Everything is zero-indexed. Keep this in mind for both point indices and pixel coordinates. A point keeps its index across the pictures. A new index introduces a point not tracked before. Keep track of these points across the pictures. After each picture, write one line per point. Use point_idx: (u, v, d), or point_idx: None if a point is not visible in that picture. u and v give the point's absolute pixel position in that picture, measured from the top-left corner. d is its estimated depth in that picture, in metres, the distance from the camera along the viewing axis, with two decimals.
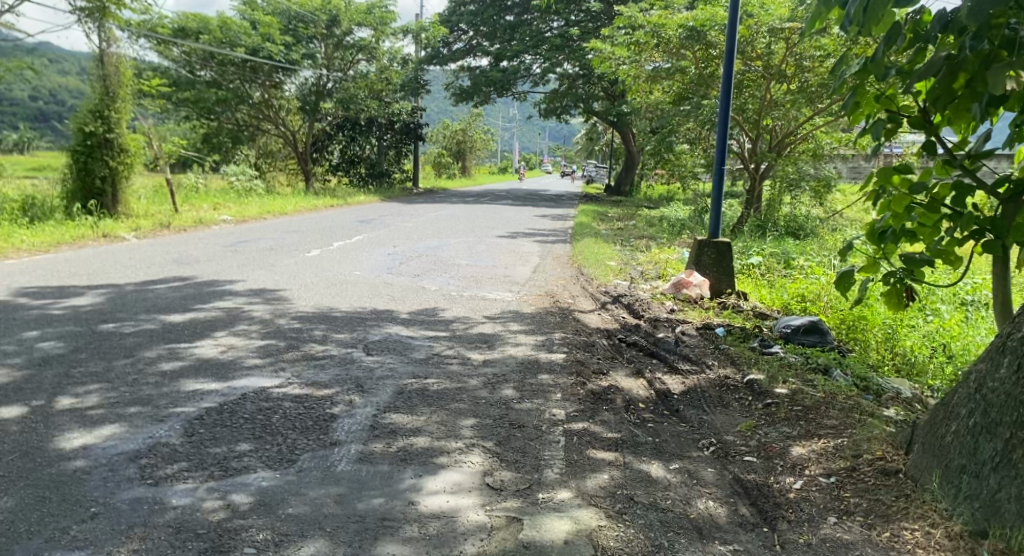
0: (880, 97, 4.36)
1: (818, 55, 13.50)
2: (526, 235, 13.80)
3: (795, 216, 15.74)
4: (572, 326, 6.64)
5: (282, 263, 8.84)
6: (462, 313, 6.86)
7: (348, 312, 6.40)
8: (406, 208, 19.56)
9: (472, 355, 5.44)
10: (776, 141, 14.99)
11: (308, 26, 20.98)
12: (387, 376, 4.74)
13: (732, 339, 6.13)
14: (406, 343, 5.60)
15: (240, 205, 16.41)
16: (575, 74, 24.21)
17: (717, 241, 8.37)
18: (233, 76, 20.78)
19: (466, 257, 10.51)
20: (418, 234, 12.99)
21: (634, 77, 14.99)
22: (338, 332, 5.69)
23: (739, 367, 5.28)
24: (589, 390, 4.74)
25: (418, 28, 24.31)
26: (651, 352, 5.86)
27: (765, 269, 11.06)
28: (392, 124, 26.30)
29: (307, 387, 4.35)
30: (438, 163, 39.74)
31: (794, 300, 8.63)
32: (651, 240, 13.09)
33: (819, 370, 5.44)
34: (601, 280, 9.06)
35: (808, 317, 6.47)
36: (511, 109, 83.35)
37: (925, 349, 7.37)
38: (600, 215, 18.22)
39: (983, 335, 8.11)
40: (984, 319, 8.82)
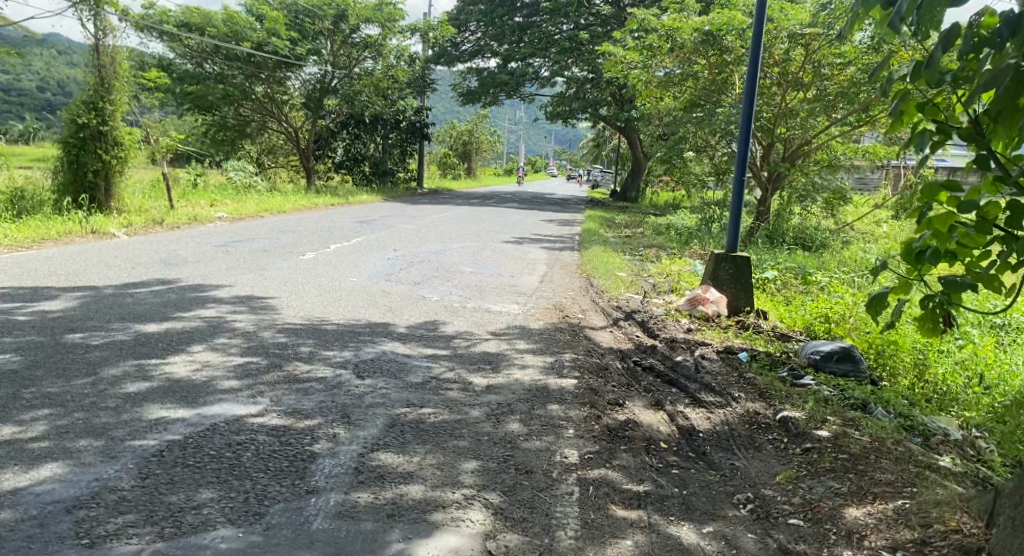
0: (927, 105, 3.95)
1: (839, 62, 12.98)
2: (532, 241, 13.31)
3: (805, 228, 15.23)
4: (583, 345, 6.12)
5: (274, 266, 8.32)
6: (464, 328, 6.33)
7: (340, 325, 5.89)
8: (409, 209, 19.06)
9: (475, 379, 4.91)
10: (790, 151, 14.21)
11: (313, 21, 20.49)
12: (378, 404, 4.21)
13: (758, 367, 5.63)
14: (401, 364, 5.07)
15: (238, 202, 15.91)
16: (584, 79, 23.45)
17: (735, 255, 7.83)
18: (237, 70, 20.19)
19: (469, 263, 10.00)
20: (420, 238, 12.47)
21: (647, 82, 14.50)
22: (328, 349, 5.18)
23: (770, 401, 4.80)
24: (604, 426, 4.23)
25: (426, 27, 23.79)
26: (670, 379, 5.34)
27: (781, 284, 10.55)
28: (397, 123, 25.80)
29: (287, 417, 3.82)
30: (443, 163, 39.50)
31: (817, 319, 8.13)
32: (661, 250, 12.55)
33: (857, 406, 5.02)
34: (611, 293, 8.54)
35: (840, 343, 5.97)
36: (519, 112, 82.82)
37: (960, 377, 6.88)
38: (608, 222, 17.70)
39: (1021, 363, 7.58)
40: (1016, 345, 8.32)
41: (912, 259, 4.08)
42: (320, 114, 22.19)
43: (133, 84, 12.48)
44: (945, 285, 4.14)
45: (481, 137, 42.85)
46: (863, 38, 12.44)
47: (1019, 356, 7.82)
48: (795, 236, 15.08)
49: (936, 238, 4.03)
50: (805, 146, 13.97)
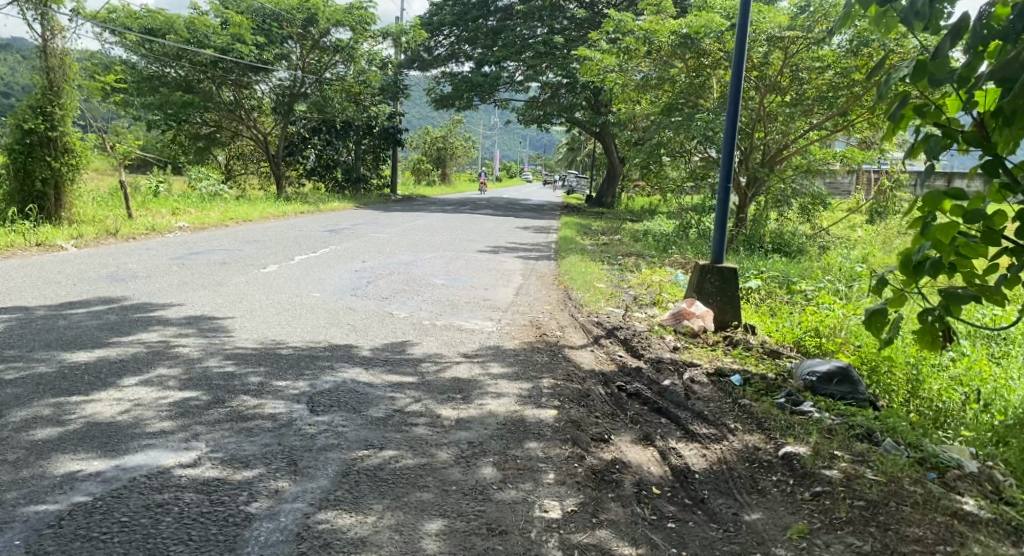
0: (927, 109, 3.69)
1: (817, 66, 12.62)
2: (508, 250, 12.82)
3: (781, 233, 14.65)
4: (563, 368, 5.62)
5: (231, 282, 7.75)
6: (433, 350, 5.82)
7: (296, 348, 5.35)
8: (382, 216, 18.51)
9: (443, 411, 4.41)
10: (769, 157, 13.84)
11: (282, 25, 19.86)
12: (332, 447, 3.69)
13: (752, 393, 5.19)
14: (362, 394, 4.55)
15: (201, 210, 15.25)
16: (559, 83, 23.26)
17: (721, 266, 7.40)
18: (202, 74, 19.46)
19: (440, 275, 9.50)
20: (391, 247, 11.94)
21: (623, 86, 14.06)
22: (280, 378, 4.64)
23: (769, 433, 4.40)
24: (588, 468, 3.77)
25: (398, 31, 23.12)
26: (659, 408, 4.89)
27: (765, 294, 10.14)
28: (369, 128, 25.16)
29: (222, 467, 3.29)
30: (417, 169, 38.88)
31: (807, 334, 7.72)
32: (641, 258, 12.12)
33: (863, 437, 4.64)
34: (591, 306, 8.06)
35: (837, 364, 5.59)
36: (494, 118, 82.41)
37: (956, 394, 6.50)
38: (584, 229, 17.25)
39: (1018, 377, 7.21)
40: (1011, 358, 7.96)
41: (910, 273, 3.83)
42: (289, 120, 21.56)
43: (85, 88, 11.84)
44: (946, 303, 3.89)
45: (455, 142, 42.32)
46: (840, 42, 12.18)
47: (1015, 368, 7.46)
48: (772, 241, 14.48)
49: (937, 249, 3.78)
50: (783, 151, 13.66)
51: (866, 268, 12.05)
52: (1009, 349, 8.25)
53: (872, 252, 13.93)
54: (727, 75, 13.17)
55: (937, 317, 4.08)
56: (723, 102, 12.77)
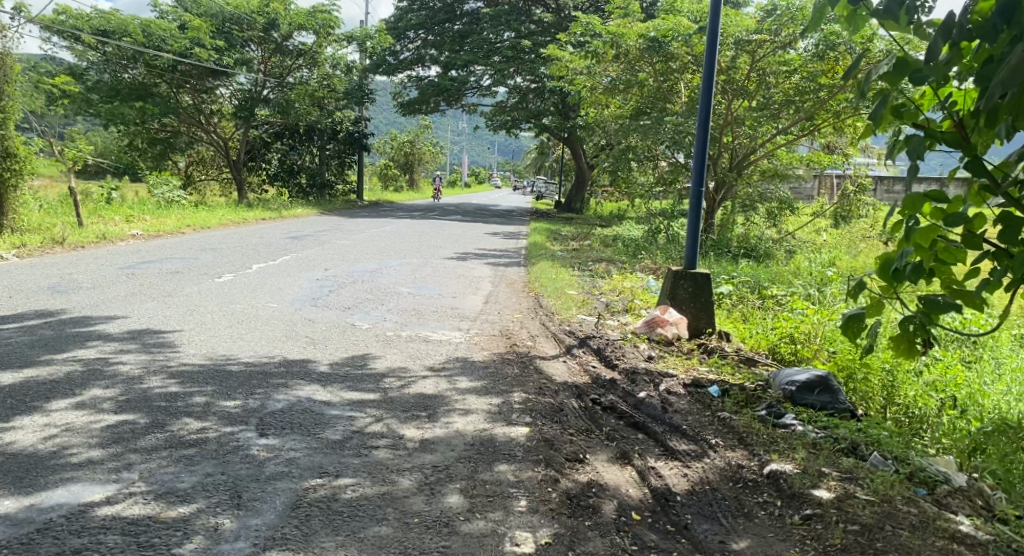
0: (905, 109, 3.87)
1: (783, 71, 12.57)
2: (476, 256, 12.53)
3: (748, 238, 14.51)
4: (534, 381, 5.33)
5: (182, 292, 7.37)
6: (398, 363, 5.51)
7: (248, 364, 5.02)
8: (346, 222, 18.10)
9: (406, 431, 4.11)
10: (736, 161, 13.74)
11: (243, 28, 19.37)
12: (282, 476, 3.41)
13: (732, 405, 4.96)
14: (318, 414, 4.23)
15: (157, 218, 14.74)
16: (527, 88, 23.07)
17: (694, 271, 7.19)
18: (159, 78, 18.86)
19: (406, 283, 9.18)
20: (356, 255, 11.57)
21: (591, 89, 13.91)
22: (228, 398, 4.31)
23: (754, 448, 4.16)
24: (562, 493, 3.50)
25: (364, 35, 22.71)
26: (635, 423, 4.62)
27: (736, 299, 9.97)
28: (334, 134, 24.72)
29: (153, 504, 3.07)
30: (384, 175, 38.34)
31: (782, 340, 7.49)
32: (612, 264, 11.92)
33: (849, 451, 4.43)
34: (562, 315, 7.78)
35: (815, 372, 5.38)
36: (461, 123, 82.00)
37: (931, 399, 6.35)
38: (554, 234, 17.01)
39: (991, 382, 7.10)
40: (981, 361, 7.87)
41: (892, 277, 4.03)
42: (251, 124, 20.97)
43: (28, 92, 11.30)
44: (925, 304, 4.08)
45: (423, 148, 41.94)
46: (806, 47, 12.17)
47: (986, 372, 7.35)
48: (739, 245, 14.34)
49: (917, 253, 3.98)
50: (751, 155, 13.54)
51: (835, 272, 11.99)
52: (978, 352, 8.15)
53: (839, 255, 13.88)
54: (695, 80, 12.98)
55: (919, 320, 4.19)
56: (691, 106, 12.62)
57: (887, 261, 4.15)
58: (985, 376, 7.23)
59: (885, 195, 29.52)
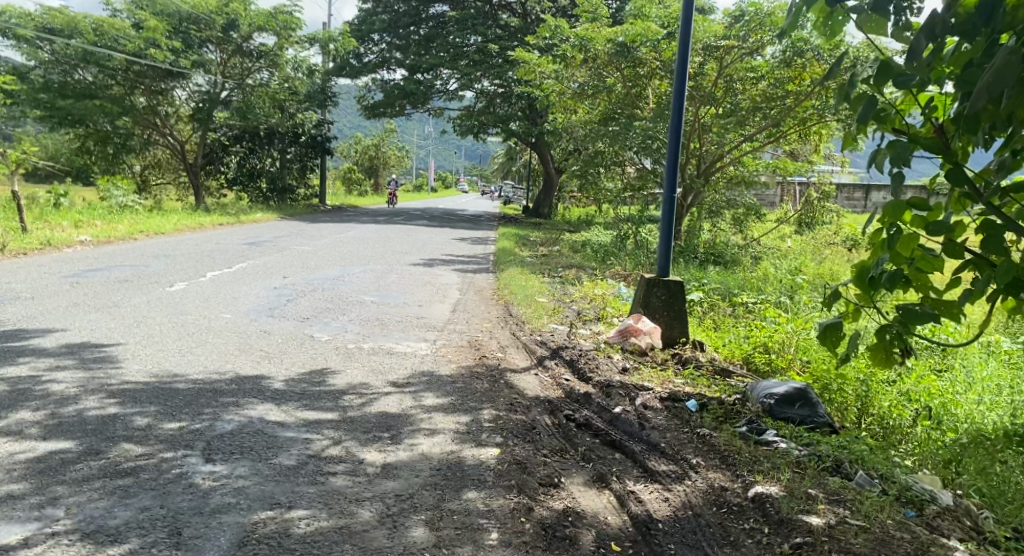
0: (886, 114, 3.73)
1: (751, 77, 12.52)
2: (442, 262, 12.23)
3: (715, 244, 14.42)
4: (505, 396, 5.06)
5: (128, 303, 6.97)
6: (358, 379, 5.20)
7: (195, 382, 4.68)
8: (307, 227, 17.65)
9: (367, 455, 3.83)
10: (703, 167, 13.57)
11: (201, 29, 18.81)
12: (228, 509, 3.12)
13: (712, 420, 4.73)
14: (270, 437, 3.92)
15: (107, 223, 14.19)
16: (494, 92, 22.80)
17: (667, 279, 6.98)
18: (112, 79, 18.25)
19: (370, 291, 8.85)
20: (317, 261, 11.20)
21: (560, 93, 13.69)
22: (173, 419, 3.99)
23: (737, 469, 3.94)
24: (537, 524, 3.25)
25: (327, 37, 22.26)
26: (612, 442, 4.37)
27: (707, 306, 9.80)
28: (296, 137, 24.22)
29: (76, 546, 2.79)
30: (347, 179, 37.79)
31: (755, 350, 7.30)
32: (582, 270, 11.71)
33: (833, 469, 4.23)
34: (532, 324, 7.51)
35: (793, 385, 5.22)
36: (426, 127, 81.57)
37: (906, 410, 6.21)
38: (522, 240, 16.78)
39: (964, 390, 7.00)
40: (950, 368, 7.80)
41: (868, 284, 3.89)
42: (210, 127, 20.42)
43: None
44: (904, 315, 3.93)
45: (388, 151, 41.49)
46: (772, 53, 12.05)
47: (957, 381, 7.25)
48: (706, 251, 14.24)
49: (893, 262, 3.85)
50: (719, 162, 13.37)
51: (804, 279, 11.93)
52: (946, 359, 8.06)
53: (805, 261, 13.87)
54: (663, 86, 12.83)
55: (896, 332, 4.03)
56: (659, 111, 12.42)
57: (864, 269, 4.00)
58: (958, 385, 7.13)
59: (845, 202, 29.90)
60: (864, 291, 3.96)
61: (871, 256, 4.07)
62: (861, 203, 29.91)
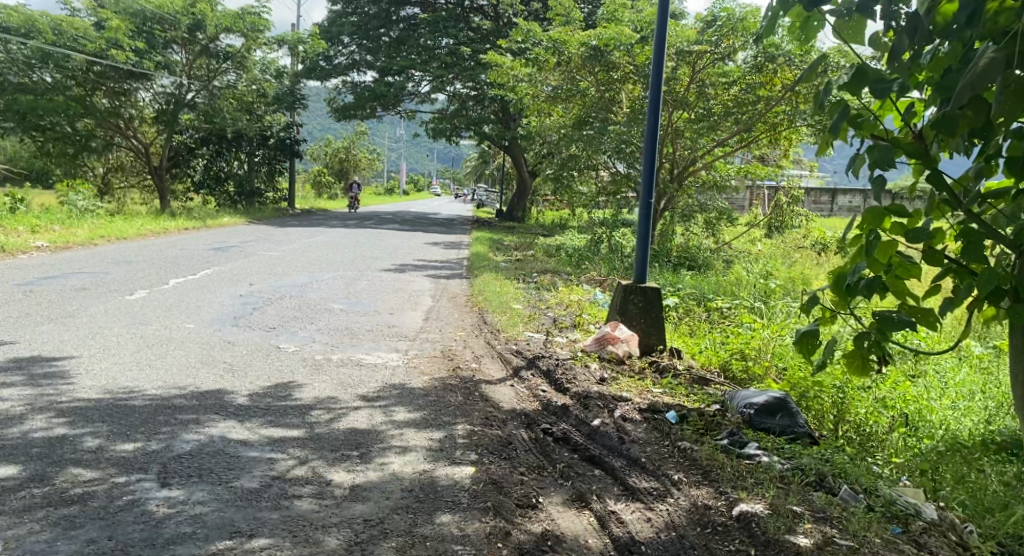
0: (865, 120, 3.59)
1: (722, 82, 12.33)
2: (415, 268, 12.02)
3: (688, 248, 14.34)
4: (480, 410, 4.89)
5: (84, 314, 6.73)
6: (327, 393, 5.00)
7: (152, 400, 4.48)
8: (276, 232, 17.33)
9: (334, 476, 3.64)
10: (675, 172, 13.46)
11: (166, 29, 18.40)
12: (183, 540, 2.94)
13: (692, 433, 4.60)
14: (231, 457, 3.72)
15: (67, 229, 13.79)
16: (466, 95, 22.61)
17: (644, 286, 6.86)
18: (72, 80, 17.79)
19: (340, 299, 8.63)
20: (285, 267, 10.94)
21: (533, 97, 13.55)
22: (127, 441, 3.79)
23: (720, 485, 3.80)
24: (515, 550, 3.09)
25: (296, 39, 21.91)
26: (591, 457, 4.22)
27: (683, 312, 9.71)
28: (265, 140, 23.83)
29: None
30: (318, 182, 37.34)
31: (733, 357, 7.18)
32: (556, 275, 11.57)
33: (815, 483, 4.10)
34: (507, 332, 7.34)
35: (772, 394, 5.10)
36: (398, 130, 81.03)
37: (882, 416, 6.12)
38: (496, 244, 16.61)
39: (940, 395, 6.94)
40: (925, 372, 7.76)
41: (845, 292, 3.78)
42: (175, 130, 20.00)
43: None
44: (881, 323, 3.79)
45: (359, 154, 41.07)
46: (744, 58, 12.16)
47: (932, 385, 7.20)
48: (679, 255, 14.17)
49: (871, 269, 3.71)
50: (690, 167, 13.33)
51: (779, 284, 11.88)
52: (919, 363, 8.02)
53: (777, 265, 13.90)
54: (636, 90, 12.74)
55: (873, 340, 3.90)
56: (632, 115, 12.31)
57: (840, 275, 3.87)
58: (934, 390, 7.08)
59: (813, 205, 30.17)
60: (840, 298, 3.82)
61: (848, 262, 3.93)
62: (828, 206, 30.21)
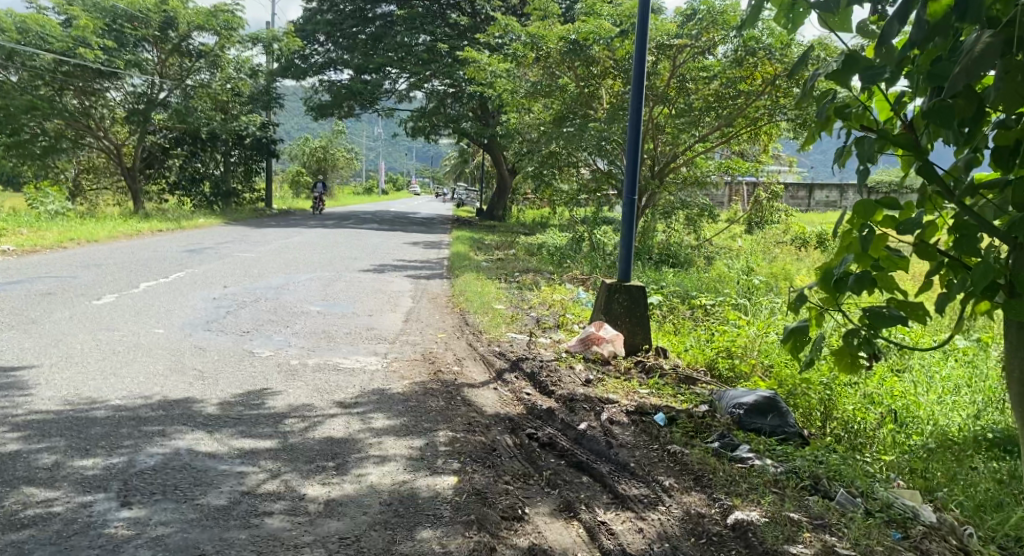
0: (853, 110, 3.48)
1: (702, 76, 12.23)
2: (394, 268, 11.80)
3: (669, 245, 14.19)
4: (462, 415, 4.71)
5: (48, 320, 6.48)
6: (301, 400, 4.80)
7: (117, 411, 4.27)
8: (252, 233, 17.03)
9: (308, 490, 3.45)
10: (657, 168, 13.38)
11: (137, 27, 18.08)
12: None
13: (682, 436, 4.43)
14: (199, 471, 3.52)
15: (36, 232, 13.45)
16: (445, 93, 22.40)
17: (629, 284, 6.70)
18: (41, 80, 17.38)
19: (317, 301, 8.40)
20: (261, 269, 10.69)
21: (512, 93, 13.38)
22: (87, 456, 3.58)
23: (713, 492, 3.64)
24: None
25: (270, 37, 21.56)
26: (578, 464, 4.04)
27: (667, 309, 9.59)
28: (240, 140, 23.47)
29: None
30: (295, 183, 36.92)
31: (719, 355, 7.03)
32: (538, 274, 11.39)
33: (809, 486, 3.94)
34: (490, 333, 7.16)
35: (761, 394, 4.95)
36: (376, 129, 80.52)
37: (868, 413, 5.94)
38: (476, 243, 16.42)
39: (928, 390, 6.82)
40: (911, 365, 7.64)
41: (832, 287, 3.66)
42: (148, 130, 19.62)
43: None
44: (870, 319, 3.64)
45: (337, 154, 40.70)
46: (724, 52, 11.90)
47: (919, 379, 7.03)
48: (660, 252, 14.05)
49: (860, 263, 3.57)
50: (672, 163, 13.27)
51: (764, 280, 11.76)
52: (904, 358, 7.88)
53: (758, 260, 13.83)
54: (616, 85, 12.56)
55: (863, 337, 3.75)
56: (612, 111, 12.16)
57: (827, 270, 3.72)
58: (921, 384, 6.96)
59: (792, 201, 30.21)
60: (828, 294, 3.68)
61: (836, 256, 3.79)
62: (806, 201, 30.27)
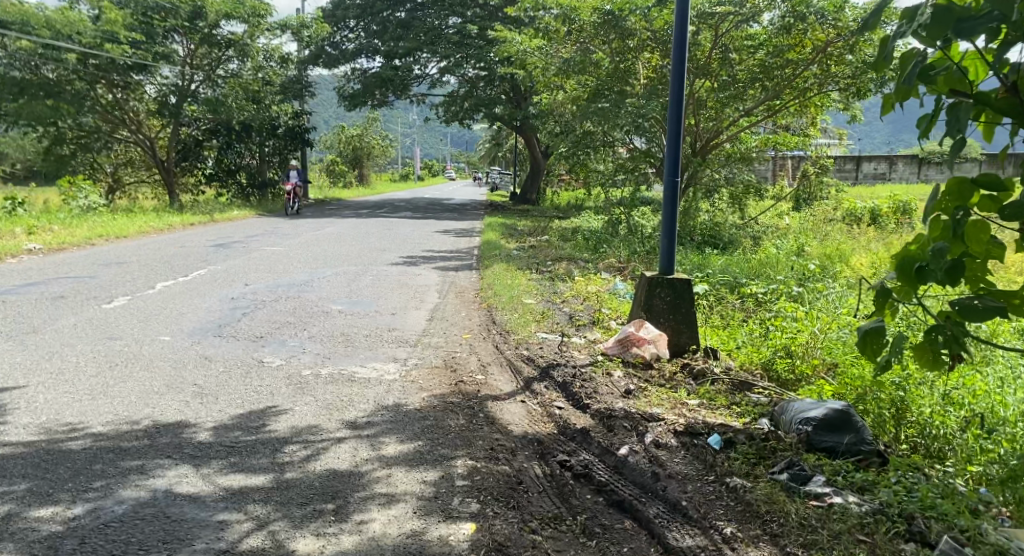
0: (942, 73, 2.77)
1: (748, 46, 11.44)
2: (423, 259, 11.25)
3: (710, 225, 13.21)
4: (485, 437, 4.12)
5: (48, 328, 6.05)
6: (308, 420, 4.26)
7: (96, 442, 3.79)
8: (283, 224, 16.61)
9: (298, 546, 2.93)
10: (699, 146, 12.55)
11: (164, 17, 17.65)
12: None
13: (742, 465, 3.79)
14: (173, 523, 3.03)
15: (66, 228, 13.18)
16: (478, 77, 21.83)
17: (672, 278, 6.03)
18: (73, 75, 17.09)
19: (339, 298, 7.88)
20: (285, 264, 10.20)
21: (544, 71, 12.69)
22: (49, 504, 3.11)
23: (786, 544, 3.07)
24: None
25: (300, 24, 21.06)
26: (621, 504, 3.45)
27: (713, 299, 8.89)
28: (273, 130, 23.13)
29: None
30: (331, 170, 36.57)
31: (776, 354, 6.24)
32: (574, 262, 10.75)
33: (903, 525, 3.25)
34: (519, 334, 6.53)
35: (831, 406, 4.22)
36: (412, 115, 80.14)
37: (950, 415, 4.83)
38: (510, 230, 15.81)
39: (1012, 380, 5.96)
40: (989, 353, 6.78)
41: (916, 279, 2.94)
42: (180, 122, 19.31)
43: None
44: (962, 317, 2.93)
45: (371, 141, 40.31)
46: (770, 19, 11.02)
47: (1002, 372, 6.15)
48: (701, 232, 12.96)
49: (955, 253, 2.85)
50: (716, 141, 12.35)
51: (820, 264, 10.88)
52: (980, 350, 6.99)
53: (809, 239, 12.94)
54: (653, 59, 11.86)
55: (951, 339, 3.03)
56: (652, 88, 11.40)
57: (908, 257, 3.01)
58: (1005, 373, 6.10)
59: (837, 174, 28.98)
60: (909, 287, 2.96)
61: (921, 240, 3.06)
62: (853, 174, 28.98)
